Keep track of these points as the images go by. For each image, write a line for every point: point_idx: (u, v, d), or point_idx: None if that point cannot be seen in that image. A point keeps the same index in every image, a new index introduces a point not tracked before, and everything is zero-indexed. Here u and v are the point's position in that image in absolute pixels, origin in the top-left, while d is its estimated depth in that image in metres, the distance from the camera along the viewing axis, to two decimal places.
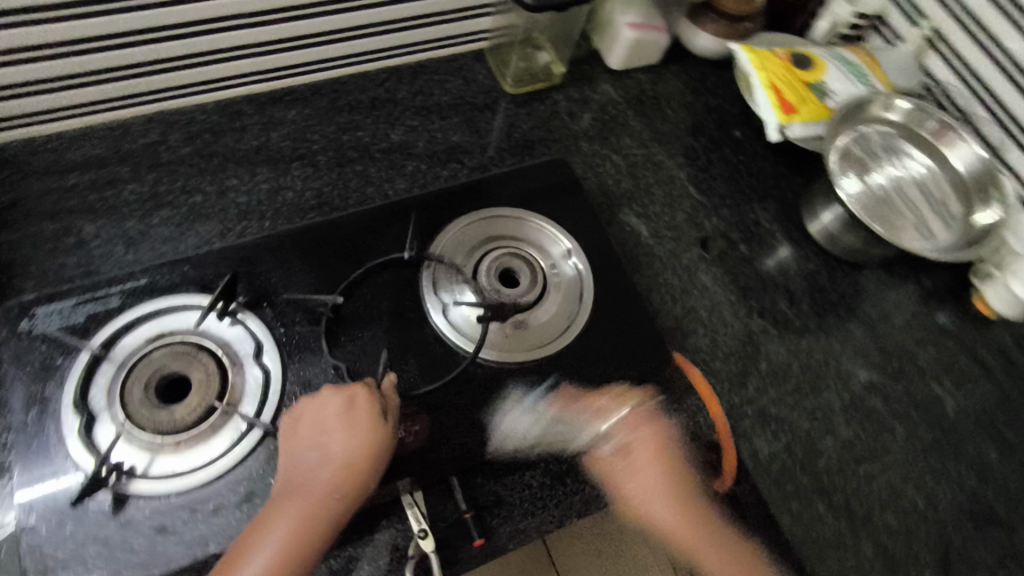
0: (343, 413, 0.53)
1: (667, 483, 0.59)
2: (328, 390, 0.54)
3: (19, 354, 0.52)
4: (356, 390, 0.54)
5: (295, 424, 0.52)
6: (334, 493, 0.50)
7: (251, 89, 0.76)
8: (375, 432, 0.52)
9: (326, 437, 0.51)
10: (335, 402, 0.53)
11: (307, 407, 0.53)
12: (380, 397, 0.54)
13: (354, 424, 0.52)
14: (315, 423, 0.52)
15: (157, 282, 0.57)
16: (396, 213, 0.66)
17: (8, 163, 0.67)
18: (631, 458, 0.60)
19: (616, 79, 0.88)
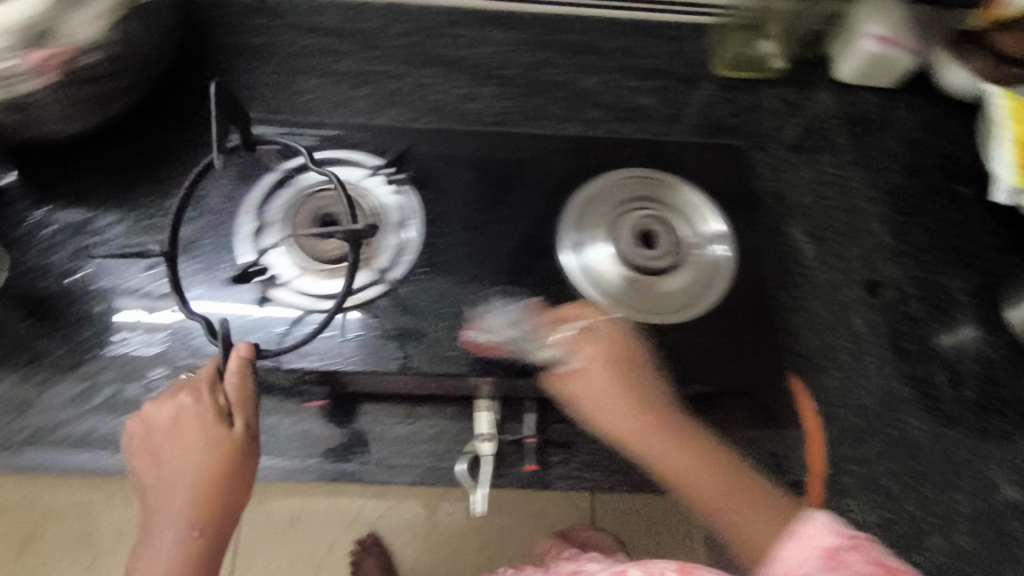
0: (174, 428, 0.50)
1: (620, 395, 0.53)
2: (151, 405, 0.51)
3: (228, 155, 0.62)
4: (181, 398, 0.51)
5: (140, 459, 0.51)
6: (194, 525, 0.48)
7: (475, 4, 0.80)
8: (215, 436, 0.49)
9: (168, 462, 0.49)
10: (164, 412, 0.50)
11: (143, 441, 0.51)
12: (205, 404, 0.50)
13: (188, 438, 0.49)
14: (155, 455, 0.50)
15: (346, 137, 0.64)
16: (565, 145, 0.67)
17: (266, 10, 0.78)
18: (590, 385, 0.53)
19: (839, 92, 0.81)
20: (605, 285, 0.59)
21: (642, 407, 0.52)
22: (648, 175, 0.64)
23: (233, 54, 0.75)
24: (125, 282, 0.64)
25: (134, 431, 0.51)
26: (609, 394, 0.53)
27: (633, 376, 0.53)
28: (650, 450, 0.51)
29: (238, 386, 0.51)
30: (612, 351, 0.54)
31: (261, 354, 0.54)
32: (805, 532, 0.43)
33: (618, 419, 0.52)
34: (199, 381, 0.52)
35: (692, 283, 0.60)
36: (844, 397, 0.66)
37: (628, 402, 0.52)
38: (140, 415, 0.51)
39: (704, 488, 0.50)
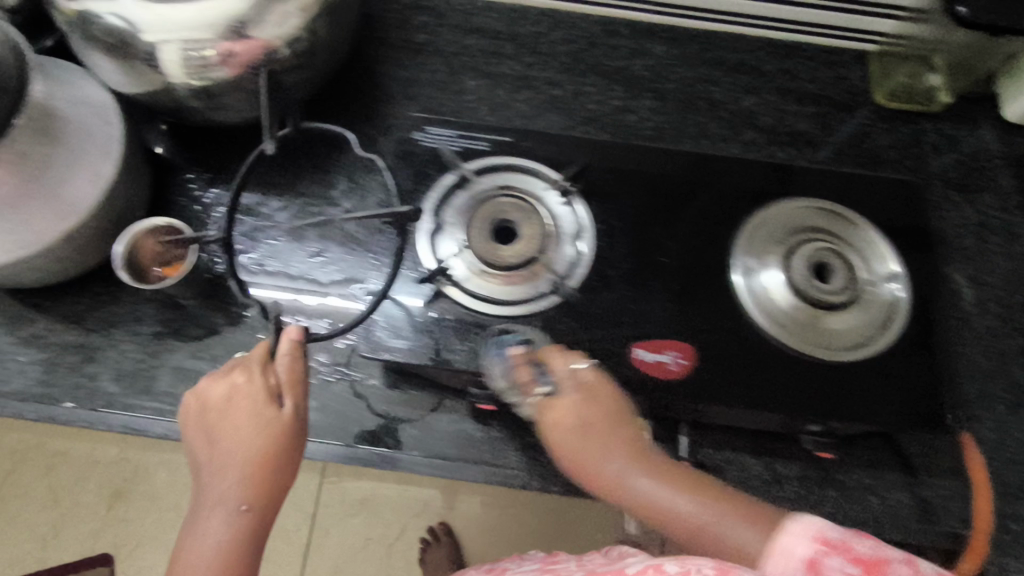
0: (229, 406, 0.51)
1: (596, 421, 0.52)
2: (207, 382, 0.53)
3: (407, 153, 0.64)
4: (234, 376, 0.52)
5: (194, 436, 0.52)
6: (243, 501, 0.49)
7: (635, 16, 0.81)
8: (266, 418, 0.51)
9: (220, 438, 0.51)
10: (218, 390, 0.52)
11: (194, 417, 0.53)
12: (248, 384, 0.52)
13: (240, 418, 0.51)
14: (207, 433, 0.52)
15: (520, 143, 0.64)
16: (736, 168, 0.65)
17: (433, 10, 0.80)
18: (569, 439, 0.52)
19: (1004, 131, 0.78)
20: (776, 314, 0.59)
21: (626, 454, 0.51)
22: (820, 208, 0.64)
23: (401, 50, 0.78)
24: (294, 268, 0.66)
25: (189, 405, 0.53)
26: (582, 436, 0.51)
27: (609, 412, 0.52)
28: (645, 500, 0.48)
29: (290, 368, 0.53)
30: (591, 395, 0.52)
31: (309, 335, 0.55)
32: (783, 543, 0.41)
33: (615, 471, 0.50)
34: (252, 359, 0.53)
35: (863, 321, 0.60)
36: (1003, 451, 0.63)
37: (585, 429, 0.52)
38: (195, 390, 0.53)
39: (685, 519, 0.47)
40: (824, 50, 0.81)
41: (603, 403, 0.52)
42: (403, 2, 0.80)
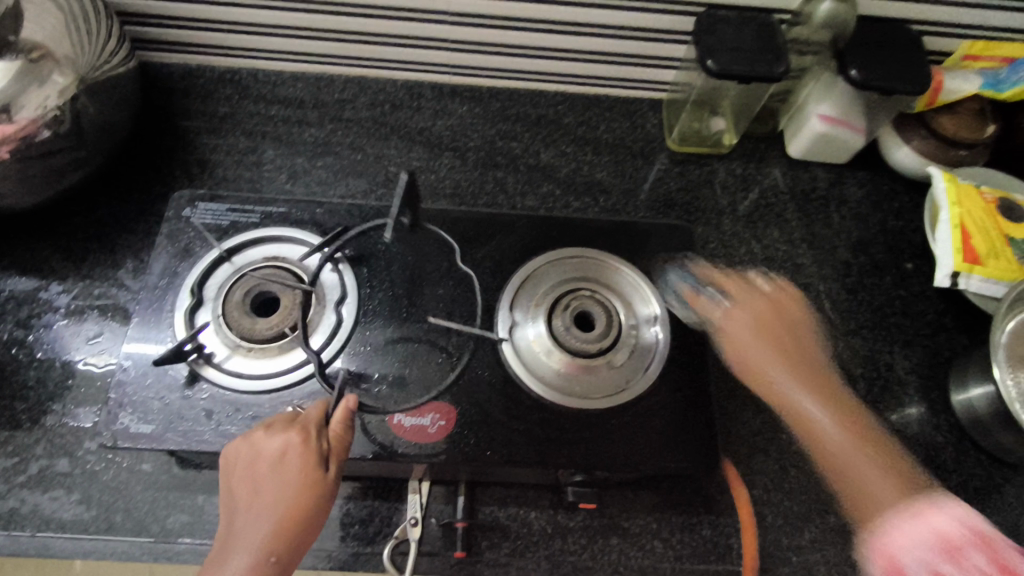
0: (278, 461, 0.49)
1: (767, 348, 0.58)
2: (261, 434, 0.50)
3: (173, 232, 0.63)
4: (289, 433, 0.50)
5: (234, 481, 0.50)
6: (270, 552, 0.46)
7: (439, 79, 0.84)
8: (310, 478, 0.48)
9: (262, 491, 0.48)
10: (272, 444, 0.50)
11: (239, 466, 0.50)
12: (316, 443, 0.50)
13: (286, 476, 0.48)
14: (251, 482, 0.49)
15: (292, 214, 0.65)
16: (507, 227, 0.67)
17: (236, 83, 0.81)
18: (738, 335, 0.59)
19: (790, 167, 0.82)
20: (538, 367, 0.60)
21: (784, 351, 0.58)
22: (584, 256, 0.65)
23: (203, 124, 0.79)
24: (70, 353, 0.65)
25: (233, 455, 0.50)
26: (751, 335, 0.59)
27: (775, 324, 0.60)
28: (786, 398, 0.56)
29: (341, 434, 0.51)
30: (777, 302, 0.62)
31: (215, 382, 0.56)
32: (928, 517, 0.46)
33: (761, 364, 0.58)
34: (310, 420, 0.51)
35: (627, 367, 0.60)
36: (785, 483, 0.64)
37: (768, 351, 0.58)
38: (247, 438, 0.51)
39: (831, 434, 0.54)
40: (621, 102, 0.85)
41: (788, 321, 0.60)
42: (208, 76, 0.81)
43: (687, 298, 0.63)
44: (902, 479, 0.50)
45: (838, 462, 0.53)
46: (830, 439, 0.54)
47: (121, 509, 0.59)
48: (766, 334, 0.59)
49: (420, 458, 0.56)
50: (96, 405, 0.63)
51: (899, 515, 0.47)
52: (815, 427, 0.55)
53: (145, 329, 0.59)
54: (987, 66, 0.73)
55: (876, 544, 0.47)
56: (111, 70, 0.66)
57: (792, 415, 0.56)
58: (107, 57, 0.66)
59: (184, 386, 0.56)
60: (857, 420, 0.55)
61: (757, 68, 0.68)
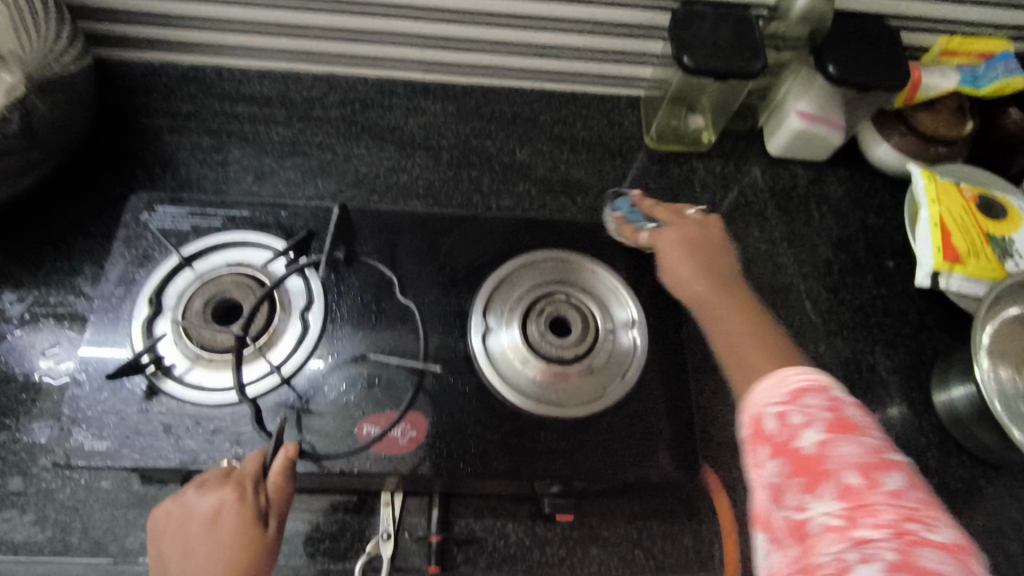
0: (211, 524, 0.46)
1: (727, 309, 0.54)
2: (193, 492, 0.47)
3: (130, 237, 0.60)
4: (223, 490, 0.47)
5: (169, 546, 0.47)
6: None
7: (412, 76, 0.82)
8: (246, 538, 0.46)
9: (198, 554, 0.46)
10: (204, 506, 0.47)
11: (173, 528, 0.47)
12: (252, 501, 0.47)
13: (220, 538, 0.45)
14: (186, 546, 0.46)
15: (256, 217, 0.62)
16: (480, 228, 0.65)
17: (199, 80, 0.78)
18: (666, 247, 0.60)
19: (770, 165, 0.81)
20: (512, 374, 0.58)
21: (707, 267, 0.57)
22: (561, 258, 0.63)
23: (165, 123, 0.75)
24: (24, 365, 0.62)
25: (167, 516, 0.48)
26: (673, 243, 0.60)
27: (698, 246, 0.59)
28: (716, 315, 0.54)
29: (279, 484, 0.48)
30: (709, 224, 0.61)
31: (175, 395, 0.54)
32: (784, 375, 0.41)
33: (682, 276, 0.58)
34: (245, 473, 0.48)
35: (603, 373, 0.59)
36: None
37: (707, 272, 0.57)
38: (181, 497, 0.48)
39: (747, 344, 0.49)
40: (599, 99, 0.84)
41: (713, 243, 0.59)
42: (170, 74, 0.78)
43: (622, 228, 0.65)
44: (773, 351, 0.48)
45: (738, 344, 0.50)
46: (747, 351, 0.48)
47: (78, 528, 0.56)
48: (691, 252, 0.58)
49: (391, 471, 0.53)
50: (51, 420, 0.60)
51: (767, 378, 0.41)
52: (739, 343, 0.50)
53: (100, 339, 0.56)
54: (965, 62, 0.72)
55: (747, 405, 0.41)
56: (62, 70, 0.63)
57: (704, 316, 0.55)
58: (55, 58, 0.62)
59: (142, 399, 0.54)
60: (743, 300, 0.55)
61: (735, 64, 0.66)
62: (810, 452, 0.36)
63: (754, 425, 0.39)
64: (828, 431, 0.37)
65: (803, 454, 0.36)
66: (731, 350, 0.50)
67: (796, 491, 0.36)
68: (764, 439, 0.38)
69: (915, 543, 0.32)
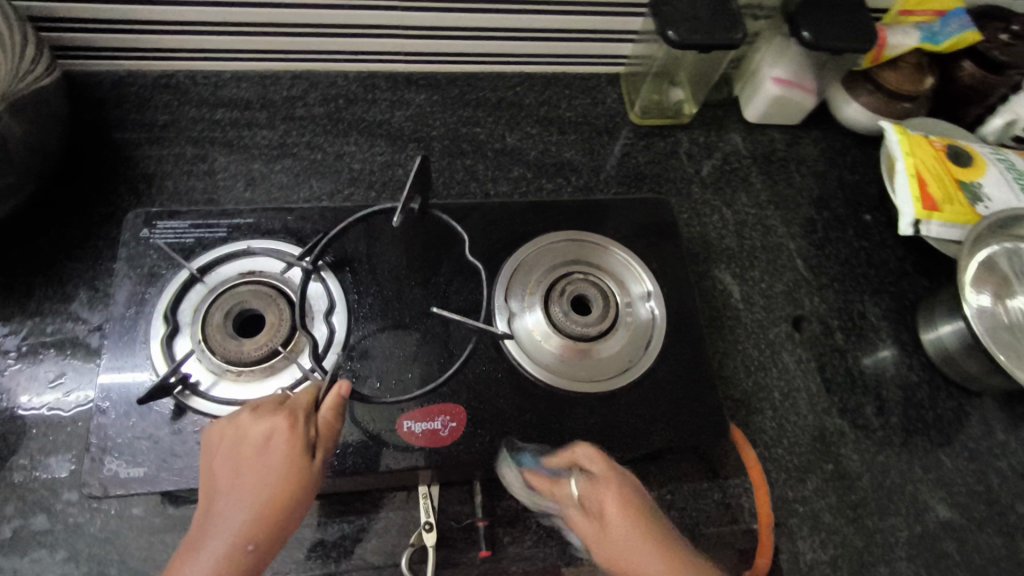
0: (264, 445, 0.46)
1: (653, 562, 0.45)
2: (247, 416, 0.47)
3: (133, 256, 0.58)
4: (277, 417, 0.47)
5: (215, 463, 0.46)
6: (250, 538, 0.42)
7: (392, 67, 0.81)
8: (297, 464, 0.45)
9: (245, 474, 0.45)
10: (257, 429, 0.47)
11: (221, 448, 0.47)
12: (306, 429, 0.47)
13: (272, 458, 0.45)
14: (233, 466, 0.46)
15: (261, 224, 0.61)
16: (488, 216, 0.66)
17: (171, 87, 0.75)
18: (617, 537, 0.47)
19: (749, 132, 0.84)
20: (541, 355, 0.59)
21: (685, 575, 0.45)
22: (571, 239, 0.65)
23: (142, 135, 0.72)
24: (29, 400, 0.59)
25: (214, 438, 0.47)
26: (625, 524, 0.47)
27: (640, 513, 0.49)
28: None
29: (329, 421, 0.50)
30: (612, 485, 0.50)
31: (207, 411, 0.53)
32: None
33: (636, 555, 0.46)
34: (299, 405, 0.49)
35: (628, 345, 0.61)
36: (784, 437, 0.67)
37: (640, 541, 0.47)
38: (231, 421, 0.48)
39: None
40: (580, 78, 0.85)
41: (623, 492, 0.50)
42: (140, 83, 0.75)
43: (530, 477, 0.54)
44: None
45: None
46: None
47: (116, 559, 0.54)
48: (639, 529, 0.47)
49: (437, 463, 0.54)
50: (68, 452, 0.58)
51: None
52: None
53: (119, 364, 0.54)
54: (922, 21, 0.76)
55: None
56: (39, 79, 0.60)
57: None
58: (29, 69, 0.59)
59: (173, 419, 0.52)
60: (677, 554, 0.46)
61: (718, 36, 0.68)
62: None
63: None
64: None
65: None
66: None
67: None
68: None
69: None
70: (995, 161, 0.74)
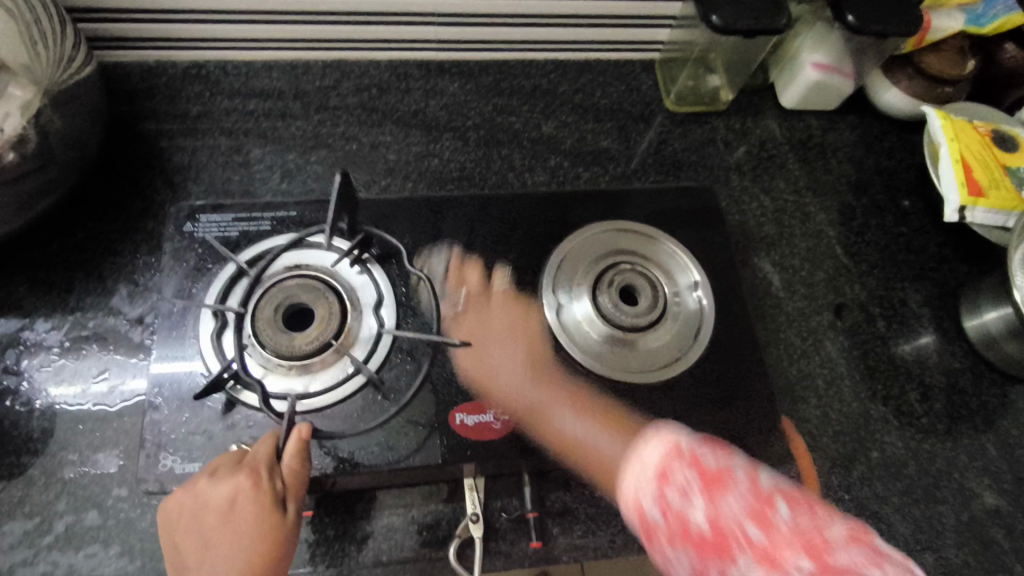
0: (229, 513, 0.45)
1: (547, 401, 0.56)
2: (206, 481, 0.46)
3: (179, 250, 0.57)
4: (238, 477, 0.46)
5: (181, 539, 0.45)
6: None
7: (425, 55, 0.79)
8: (269, 523, 0.45)
9: (213, 545, 0.44)
10: (217, 496, 0.45)
11: (183, 520, 0.45)
12: (268, 487, 0.46)
13: (240, 523, 0.44)
14: (201, 539, 0.44)
15: (305, 217, 0.60)
16: (531, 205, 0.65)
17: (203, 78, 0.74)
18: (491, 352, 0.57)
19: (785, 118, 0.83)
20: (590, 346, 0.59)
21: (545, 374, 0.57)
22: (617, 228, 0.64)
23: (176, 127, 0.71)
24: (74, 395, 0.58)
25: (176, 508, 0.46)
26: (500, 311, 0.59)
27: (510, 318, 0.59)
28: (541, 411, 0.55)
29: (295, 468, 0.48)
30: (480, 302, 0.59)
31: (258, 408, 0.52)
32: None
33: (526, 392, 0.56)
34: (259, 458, 0.47)
35: (676, 336, 0.60)
36: (829, 425, 0.66)
37: (532, 368, 0.57)
38: (191, 486, 0.46)
39: (597, 457, 0.53)
40: (614, 65, 0.83)
41: (502, 313, 0.59)
42: (171, 73, 0.74)
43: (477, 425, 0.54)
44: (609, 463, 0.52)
45: (557, 425, 0.54)
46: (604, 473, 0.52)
47: None
48: (516, 349, 0.57)
49: (489, 455, 0.54)
50: (116, 448, 0.57)
51: (632, 460, 0.43)
52: (543, 419, 0.55)
53: (168, 359, 0.53)
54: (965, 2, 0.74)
55: None
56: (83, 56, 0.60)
57: (553, 441, 0.54)
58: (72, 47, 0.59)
59: (224, 415, 0.52)
60: (585, 399, 0.56)
61: (763, 21, 0.67)
62: (705, 530, 0.37)
63: (641, 521, 0.40)
64: (704, 499, 0.38)
65: (698, 533, 0.37)
66: (545, 423, 0.55)
67: (716, 570, 0.36)
68: (659, 534, 0.39)
69: (826, 549, 0.34)
70: None
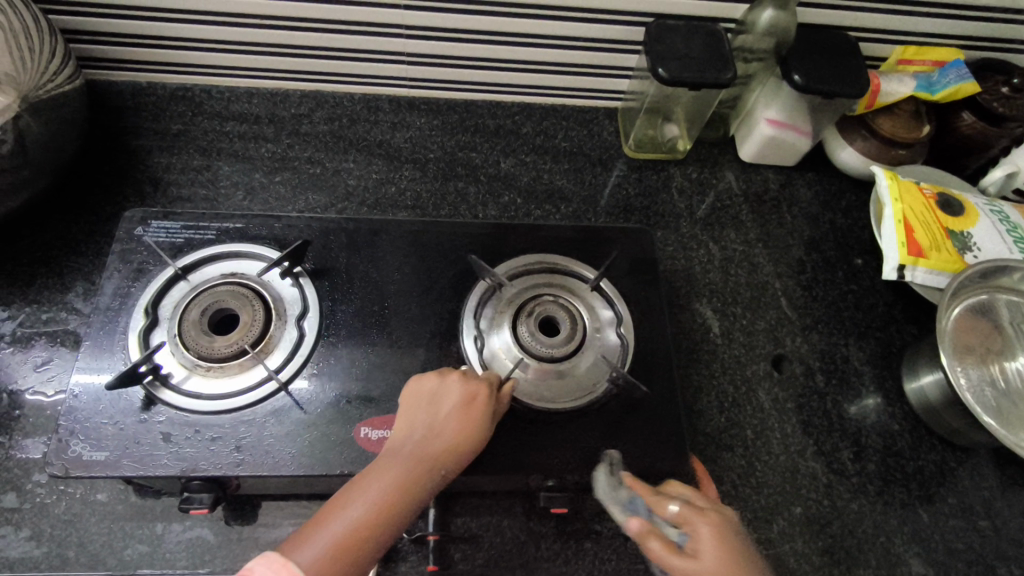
0: (465, 400, 0.52)
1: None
2: (454, 375, 0.54)
3: (125, 251, 0.61)
4: (478, 382, 0.54)
5: (417, 404, 0.53)
6: (436, 474, 0.48)
7: (397, 92, 0.84)
8: (488, 426, 0.52)
9: (444, 416, 0.51)
10: (456, 388, 0.53)
11: (427, 391, 0.53)
12: (496, 400, 0.54)
13: (471, 411, 0.52)
14: (433, 410, 0.52)
15: (249, 230, 0.64)
16: (470, 235, 0.68)
17: (187, 99, 0.80)
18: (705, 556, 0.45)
19: (742, 171, 0.85)
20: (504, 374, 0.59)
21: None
22: (547, 262, 0.66)
23: (155, 142, 0.77)
24: (16, 382, 0.61)
25: (424, 383, 0.54)
26: (721, 559, 0.45)
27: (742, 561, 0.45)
28: None
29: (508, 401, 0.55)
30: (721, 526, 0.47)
31: (173, 406, 0.55)
32: None
33: None
34: (495, 377, 0.56)
35: (592, 370, 0.61)
36: (753, 476, 0.65)
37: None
38: (439, 373, 0.55)
39: None
40: (578, 111, 0.87)
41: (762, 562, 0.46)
42: (159, 94, 0.80)
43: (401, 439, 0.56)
44: None
45: None
46: None
47: (75, 542, 0.55)
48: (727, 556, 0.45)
49: None
50: (44, 435, 0.60)
51: None
52: None
53: (97, 352, 0.57)
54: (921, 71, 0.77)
55: None
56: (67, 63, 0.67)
57: None
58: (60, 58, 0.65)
59: (140, 409, 0.55)
60: None
61: (707, 74, 0.70)
62: None
63: None
64: None
65: None
66: None
67: None
68: None
69: None
70: (989, 212, 0.73)
